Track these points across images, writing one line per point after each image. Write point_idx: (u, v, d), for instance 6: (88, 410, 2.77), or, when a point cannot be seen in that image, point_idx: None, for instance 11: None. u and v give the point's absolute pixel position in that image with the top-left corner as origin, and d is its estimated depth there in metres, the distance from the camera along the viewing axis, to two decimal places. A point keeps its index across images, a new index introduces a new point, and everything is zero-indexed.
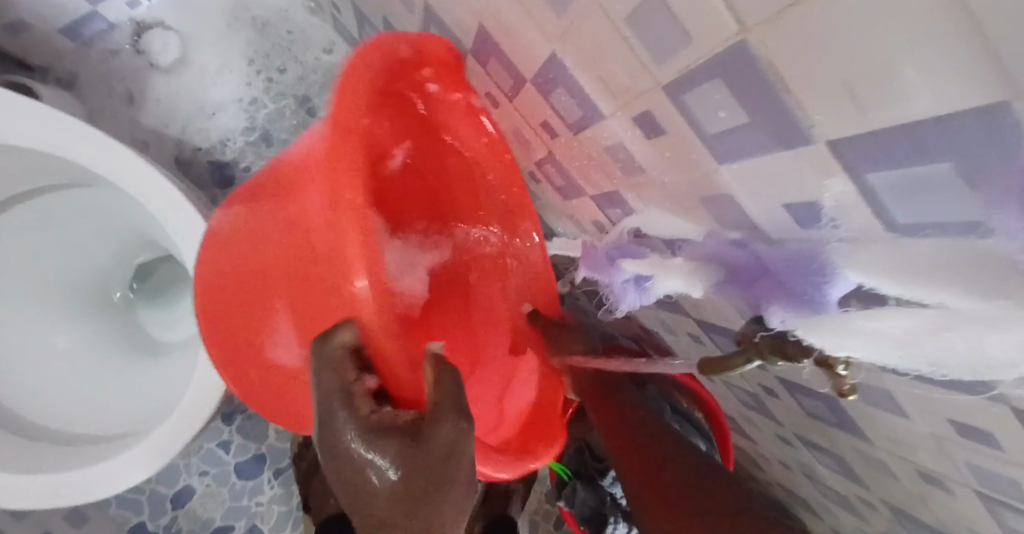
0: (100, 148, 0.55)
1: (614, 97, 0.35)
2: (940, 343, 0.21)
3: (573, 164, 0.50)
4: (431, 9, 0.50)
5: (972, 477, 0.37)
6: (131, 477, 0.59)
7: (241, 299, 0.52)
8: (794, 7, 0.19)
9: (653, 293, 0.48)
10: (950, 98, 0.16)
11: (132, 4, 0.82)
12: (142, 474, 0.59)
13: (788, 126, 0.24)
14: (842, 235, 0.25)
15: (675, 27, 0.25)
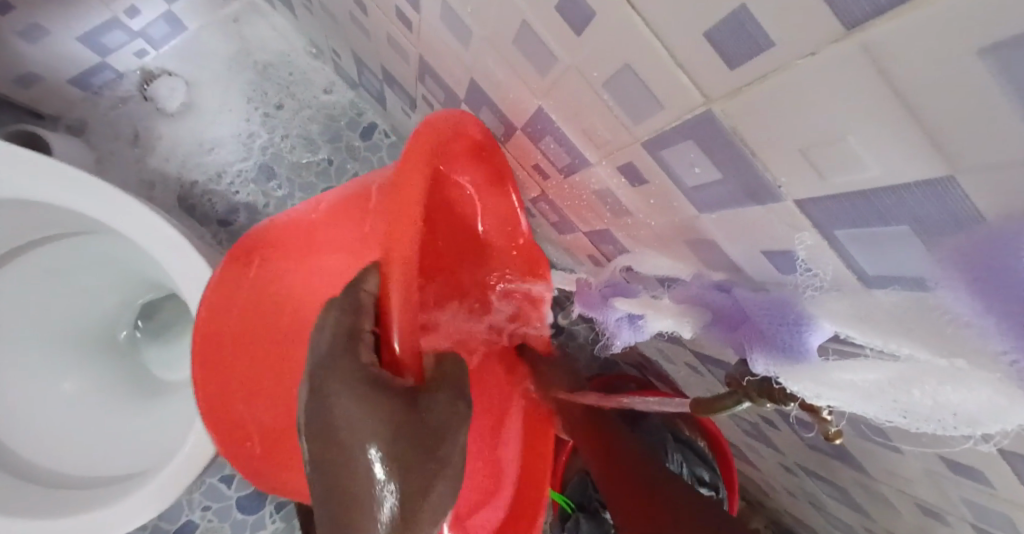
0: (106, 196, 0.58)
1: (599, 148, 0.36)
2: (908, 397, 0.21)
3: (565, 204, 0.52)
4: (424, 60, 0.53)
5: (968, 512, 0.37)
6: (128, 523, 0.59)
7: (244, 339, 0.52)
8: (750, 85, 0.21)
9: (647, 331, 0.46)
10: (899, 169, 0.18)
11: (141, 54, 0.88)
12: (138, 520, 0.59)
13: (758, 185, 0.25)
14: (817, 285, 0.26)
15: (648, 93, 0.27)
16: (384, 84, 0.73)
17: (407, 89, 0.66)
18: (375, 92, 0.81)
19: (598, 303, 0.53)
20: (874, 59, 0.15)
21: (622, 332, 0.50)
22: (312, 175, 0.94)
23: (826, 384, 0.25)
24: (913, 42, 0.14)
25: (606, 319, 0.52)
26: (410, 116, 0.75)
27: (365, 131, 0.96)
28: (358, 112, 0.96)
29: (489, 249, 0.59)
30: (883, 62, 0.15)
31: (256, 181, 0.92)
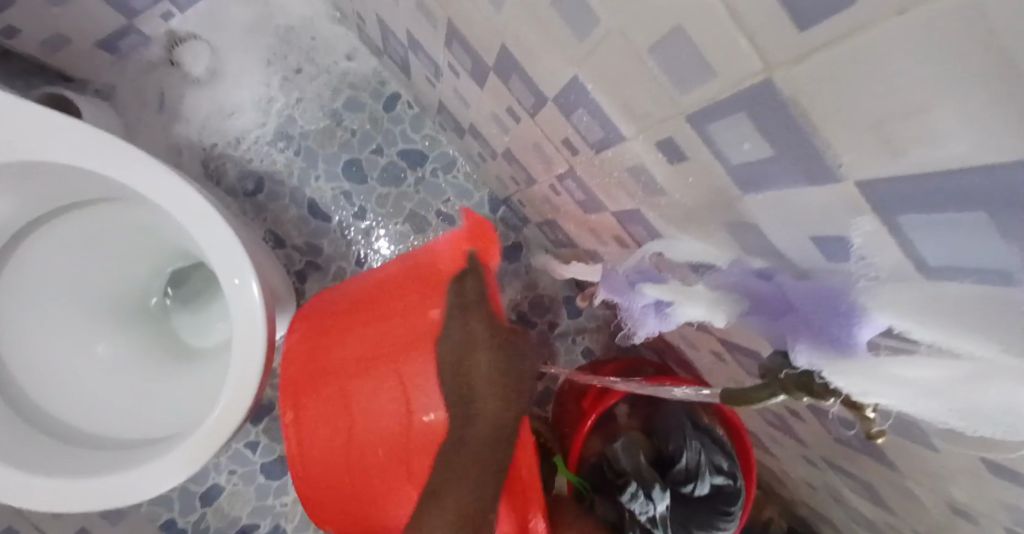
0: (132, 160, 0.58)
1: (635, 121, 0.34)
2: (978, 395, 0.21)
3: (594, 181, 0.50)
4: (452, 27, 0.50)
5: (1009, 517, 0.35)
6: (154, 489, 0.60)
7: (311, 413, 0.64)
8: (820, 49, 0.18)
9: (673, 320, 0.47)
10: (989, 147, 0.16)
11: (166, 17, 0.87)
12: (166, 487, 0.60)
13: (816, 162, 0.23)
14: (872, 275, 0.24)
15: (697, 60, 0.25)
16: (410, 52, 0.71)
17: (433, 58, 0.63)
18: (400, 61, 0.79)
19: (624, 289, 0.54)
20: (966, 21, 0.13)
21: (646, 320, 0.51)
22: (335, 146, 0.94)
23: (880, 379, 0.25)
24: (1008, 3, 0.12)
25: (632, 307, 0.53)
26: (435, 87, 0.73)
27: (388, 102, 0.95)
28: (382, 82, 0.95)
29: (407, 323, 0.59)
30: (975, 24, 0.13)
31: (280, 153, 0.92)
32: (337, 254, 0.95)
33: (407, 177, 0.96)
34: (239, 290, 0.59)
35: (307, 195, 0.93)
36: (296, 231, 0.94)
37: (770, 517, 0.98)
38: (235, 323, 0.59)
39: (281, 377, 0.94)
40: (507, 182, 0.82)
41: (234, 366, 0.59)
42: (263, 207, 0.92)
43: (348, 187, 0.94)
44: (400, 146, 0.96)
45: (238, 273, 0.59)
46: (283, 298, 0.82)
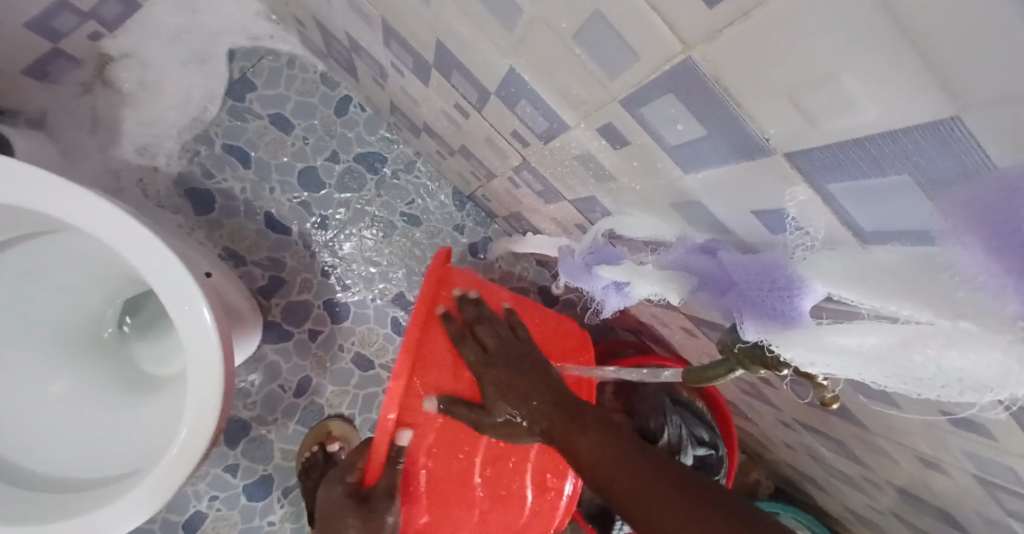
0: (62, 194, 0.55)
1: (575, 110, 0.34)
2: (909, 360, 0.20)
3: (548, 170, 0.49)
4: (388, 24, 0.49)
5: (970, 463, 0.36)
6: (120, 526, 0.57)
7: (509, 381, 0.57)
8: (730, 25, 0.18)
9: (633, 298, 0.48)
10: (899, 112, 0.16)
11: (94, 36, 0.80)
12: (131, 523, 0.58)
13: (742, 136, 0.23)
14: (809, 244, 0.25)
15: (622, 44, 0.24)
16: (353, 53, 0.69)
17: (376, 59, 0.62)
18: (346, 63, 0.77)
19: (582, 273, 0.54)
20: None
21: (610, 298, 0.51)
22: (288, 156, 0.91)
23: (821, 347, 0.25)
24: None
25: (593, 287, 0.53)
26: (384, 86, 0.71)
27: (339, 107, 0.93)
28: (331, 87, 0.92)
29: (455, 500, 0.57)
30: None
31: (232, 168, 0.89)
32: (301, 267, 0.93)
33: (367, 180, 0.94)
34: (190, 316, 0.56)
35: (264, 208, 0.91)
36: (257, 248, 0.91)
37: (758, 479, 1.01)
38: (188, 348, 0.57)
39: (256, 399, 0.92)
40: (469, 178, 0.81)
41: (190, 391, 0.58)
42: (219, 225, 0.89)
43: (306, 197, 0.92)
44: (356, 150, 0.93)
45: (188, 299, 0.56)
46: (246, 318, 0.79)
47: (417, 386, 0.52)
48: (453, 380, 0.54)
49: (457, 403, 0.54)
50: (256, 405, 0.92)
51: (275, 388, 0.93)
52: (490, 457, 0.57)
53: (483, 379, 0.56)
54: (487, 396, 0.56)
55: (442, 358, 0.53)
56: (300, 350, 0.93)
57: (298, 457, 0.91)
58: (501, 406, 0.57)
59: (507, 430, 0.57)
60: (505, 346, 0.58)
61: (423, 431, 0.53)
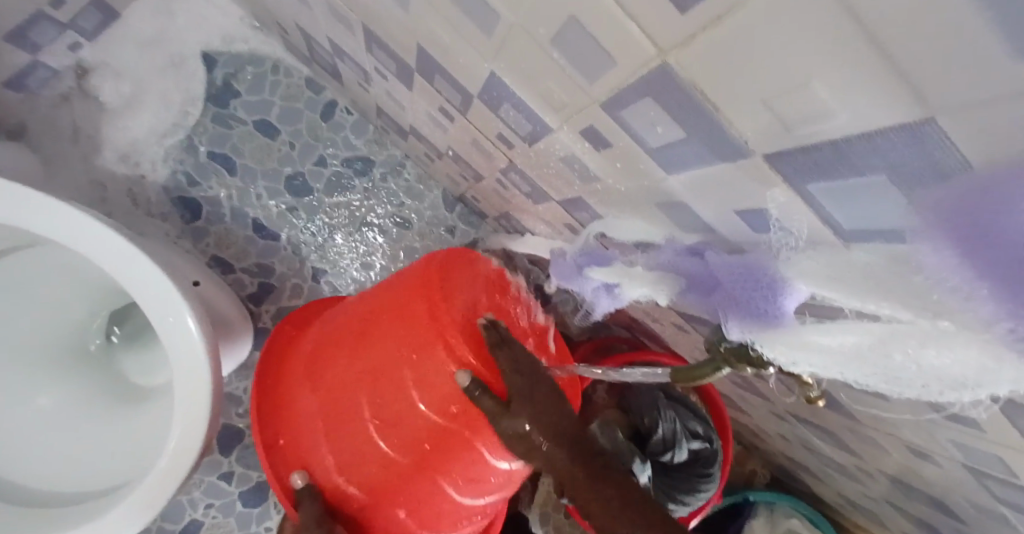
0: (43, 209, 0.54)
1: (558, 112, 0.34)
2: (889, 359, 0.21)
3: (535, 172, 0.49)
4: (369, 28, 0.48)
5: (957, 452, 0.37)
6: None
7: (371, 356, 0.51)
8: (703, 31, 0.18)
9: (624, 299, 0.47)
10: (870, 114, 0.16)
11: (75, 46, 0.80)
12: None
13: (721, 139, 0.23)
14: (792, 245, 0.25)
15: (599, 49, 0.24)
16: (335, 57, 0.68)
17: (358, 62, 0.61)
18: (329, 66, 0.76)
19: (574, 274, 0.53)
20: None
21: (601, 300, 0.51)
22: (274, 161, 0.90)
23: (801, 346, 0.25)
24: None
25: (584, 289, 0.53)
26: (368, 90, 0.71)
27: (325, 111, 0.92)
28: (316, 90, 0.92)
29: (405, 503, 0.53)
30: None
31: (217, 175, 0.88)
32: (291, 273, 0.92)
33: (355, 184, 0.93)
34: (176, 327, 0.56)
35: (251, 215, 0.90)
36: (245, 255, 0.90)
37: (753, 469, 1.02)
38: (175, 359, 0.57)
39: (249, 406, 0.91)
40: (457, 179, 0.81)
41: (178, 403, 0.57)
42: (206, 233, 0.89)
43: (294, 203, 0.91)
44: (343, 154, 0.93)
45: (173, 310, 0.56)
46: (235, 327, 0.79)
47: (291, 418, 0.57)
48: (316, 395, 0.54)
49: (329, 410, 0.53)
50: (249, 413, 0.92)
51: None
52: (399, 444, 0.50)
53: (338, 375, 0.53)
54: (352, 387, 0.52)
55: (302, 383, 0.57)
56: None
57: None
58: (377, 379, 0.50)
59: (399, 398, 0.49)
60: (361, 325, 0.53)
61: (317, 457, 0.54)
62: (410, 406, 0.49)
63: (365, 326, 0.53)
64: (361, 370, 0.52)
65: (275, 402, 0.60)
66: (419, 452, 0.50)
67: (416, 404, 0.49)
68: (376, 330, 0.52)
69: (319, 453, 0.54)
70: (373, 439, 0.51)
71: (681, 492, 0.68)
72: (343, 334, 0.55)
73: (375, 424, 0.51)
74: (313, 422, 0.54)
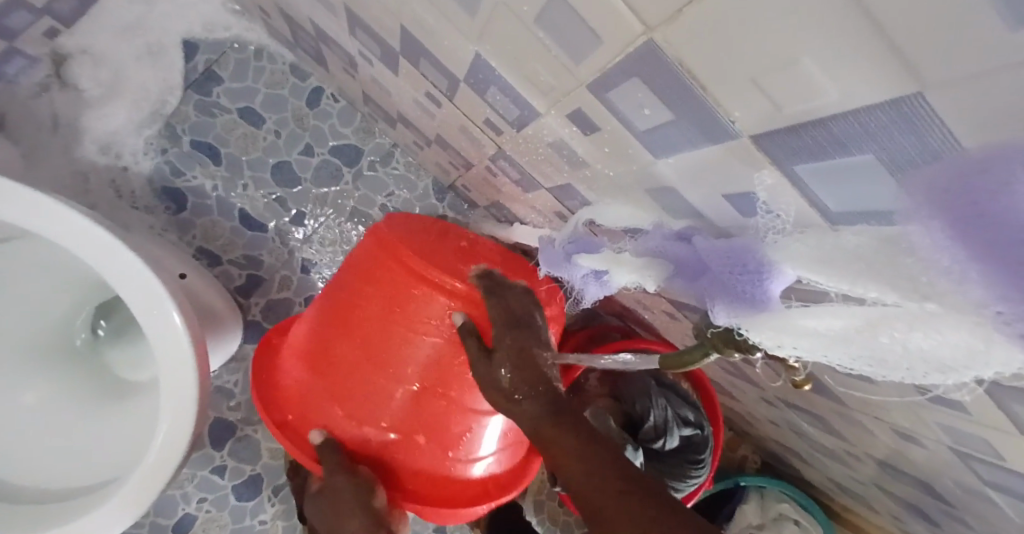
0: (20, 200, 0.52)
1: (545, 96, 0.33)
2: (875, 342, 0.20)
3: (524, 158, 0.48)
4: (352, 11, 0.47)
5: (944, 435, 0.37)
6: None
7: (354, 304, 0.52)
8: (690, 5, 0.17)
9: (613, 286, 0.46)
10: (859, 90, 0.15)
11: (51, 33, 0.77)
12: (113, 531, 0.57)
13: (709, 120, 0.23)
14: (779, 227, 0.25)
15: (585, 28, 0.23)
16: (320, 42, 0.66)
17: (343, 47, 0.60)
18: (314, 52, 0.74)
19: (562, 262, 0.52)
20: None
21: (589, 288, 0.49)
22: (260, 151, 0.89)
23: (788, 330, 0.24)
24: None
25: (572, 277, 0.51)
26: (354, 76, 0.69)
27: (311, 99, 0.90)
28: (301, 78, 0.90)
29: (427, 438, 0.53)
30: None
31: (202, 166, 0.87)
32: (279, 265, 0.91)
33: (343, 173, 0.92)
34: (160, 320, 0.55)
35: (238, 206, 0.88)
36: (233, 247, 0.89)
37: (744, 455, 1.03)
38: (160, 353, 0.56)
39: (240, 400, 0.91)
40: (447, 168, 0.80)
41: (164, 396, 0.56)
42: (193, 225, 0.87)
43: (282, 193, 0.90)
44: (330, 143, 0.91)
45: (156, 302, 0.55)
46: (224, 319, 0.78)
47: (290, 387, 0.57)
48: (308, 358, 0.55)
49: (326, 364, 0.54)
50: (240, 406, 0.91)
51: None
52: (404, 379, 0.51)
53: (326, 329, 0.54)
54: (344, 338, 0.52)
55: (294, 355, 0.58)
56: None
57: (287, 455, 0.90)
58: (366, 321, 0.51)
59: (393, 333, 0.50)
60: (337, 284, 0.55)
61: (326, 414, 0.54)
62: (407, 340, 0.50)
63: (341, 282, 0.55)
64: (349, 320, 0.52)
65: (270, 379, 0.60)
66: (425, 382, 0.51)
67: (411, 337, 0.50)
68: (354, 279, 0.53)
69: (326, 408, 0.54)
70: (384, 389, 0.51)
71: (672, 478, 0.68)
72: (323, 298, 0.56)
73: (373, 365, 0.51)
74: (313, 382, 0.55)
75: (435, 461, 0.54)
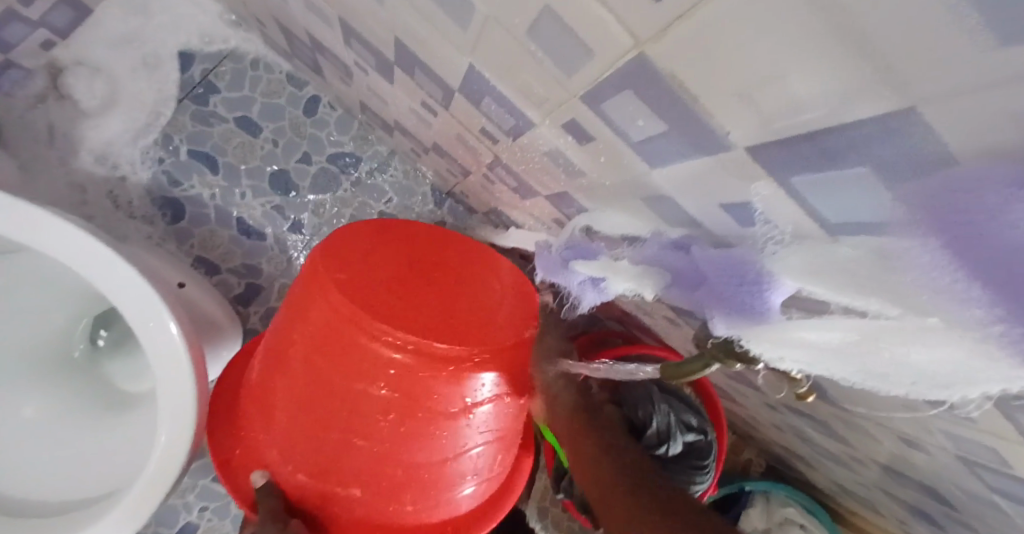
0: (18, 214, 0.53)
1: (538, 107, 0.33)
2: (874, 357, 0.20)
3: (520, 167, 0.48)
4: (346, 22, 0.47)
5: (948, 442, 0.37)
6: None
7: (290, 343, 0.51)
8: (677, 20, 0.17)
9: (609, 293, 0.48)
10: (849, 105, 0.15)
11: (47, 45, 0.78)
12: None
13: (703, 133, 0.22)
14: (777, 238, 0.24)
15: (575, 41, 0.23)
16: (316, 52, 0.66)
17: (339, 57, 0.60)
18: (310, 62, 0.75)
19: (560, 268, 0.53)
20: None
21: (587, 294, 0.51)
22: (259, 160, 0.89)
23: (789, 342, 0.25)
24: None
25: (570, 283, 0.53)
26: (351, 85, 0.69)
27: (309, 108, 0.90)
28: (299, 86, 0.90)
29: (366, 484, 0.52)
30: None
31: (200, 176, 0.87)
32: (279, 274, 0.91)
33: (341, 181, 0.92)
34: (158, 332, 0.55)
35: (238, 215, 0.89)
36: (232, 257, 0.89)
37: (748, 458, 1.03)
38: (158, 365, 0.55)
39: None
40: (445, 175, 0.80)
41: (164, 408, 0.56)
42: (192, 235, 0.87)
43: (281, 202, 0.90)
44: (328, 151, 0.91)
45: (154, 315, 0.55)
46: (224, 329, 0.78)
47: (239, 422, 0.58)
48: (254, 393, 0.56)
49: (266, 403, 0.53)
50: None
51: None
52: (337, 423, 0.49)
53: (267, 367, 0.53)
54: (283, 379, 0.52)
55: (246, 389, 0.58)
56: None
57: None
58: (300, 362, 0.50)
59: (325, 376, 0.49)
60: (280, 318, 0.54)
61: (268, 455, 0.54)
62: (337, 384, 0.49)
63: (282, 316, 0.54)
64: (286, 359, 0.52)
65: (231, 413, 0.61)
66: (359, 428, 0.49)
67: (344, 379, 0.49)
68: (292, 315, 0.52)
69: (268, 448, 0.54)
70: (324, 436, 0.50)
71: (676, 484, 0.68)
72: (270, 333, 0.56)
73: (307, 409, 0.50)
74: (259, 420, 0.54)
75: (375, 506, 0.53)
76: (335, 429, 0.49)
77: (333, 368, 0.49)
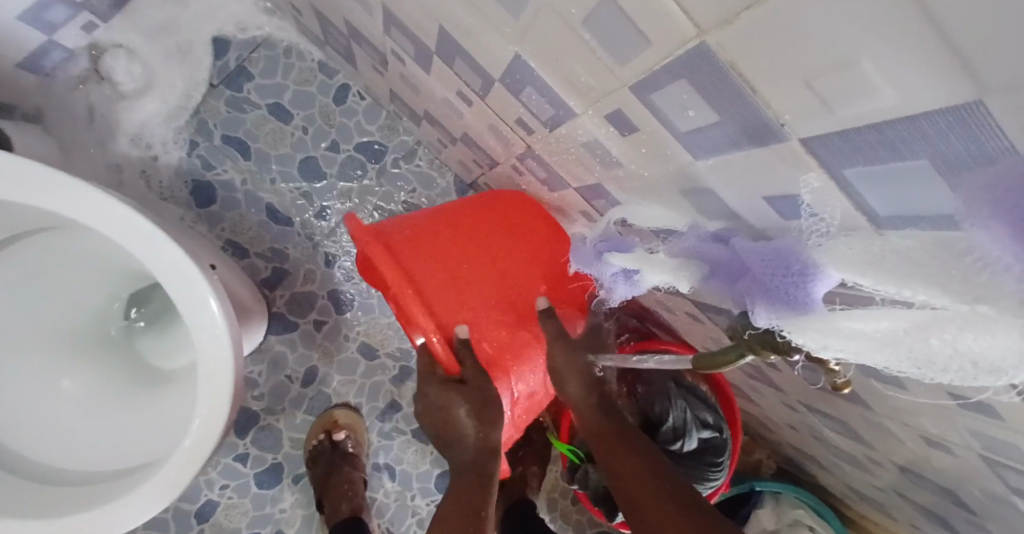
0: (64, 191, 0.54)
1: (583, 97, 0.33)
2: (926, 344, 0.20)
3: (553, 158, 0.49)
4: (388, 11, 0.48)
5: (975, 442, 0.37)
6: (139, 516, 0.59)
7: (492, 243, 0.60)
8: (748, 8, 0.18)
9: (643, 286, 0.47)
10: (917, 95, 0.15)
11: (88, 27, 0.78)
12: (148, 513, 0.59)
13: (759, 123, 0.23)
14: (824, 229, 0.25)
15: (633, 29, 0.24)
16: (351, 40, 0.67)
17: (375, 46, 0.61)
18: (343, 50, 0.76)
19: (592, 261, 0.53)
20: None
21: (619, 287, 0.51)
22: (287, 146, 0.90)
23: (831, 331, 0.25)
24: None
25: (603, 276, 0.53)
26: (383, 74, 0.70)
27: (338, 96, 0.92)
28: (328, 75, 0.91)
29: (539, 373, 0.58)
30: None
31: (231, 161, 0.89)
32: (303, 258, 0.93)
33: (367, 169, 0.93)
34: (198, 308, 0.56)
35: (266, 200, 0.90)
36: (259, 240, 0.91)
37: (760, 459, 1.03)
38: (198, 341, 0.57)
39: (263, 389, 0.93)
40: (471, 166, 0.81)
41: (201, 383, 0.58)
42: (221, 218, 0.89)
43: (307, 188, 0.91)
44: (355, 139, 0.93)
45: (194, 293, 0.56)
46: (251, 309, 0.80)
47: (407, 279, 0.54)
48: (438, 258, 0.57)
49: (471, 279, 0.57)
50: (263, 396, 0.93)
51: (282, 378, 0.94)
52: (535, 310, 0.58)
53: (474, 253, 0.59)
54: (483, 267, 0.58)
55: (417, 249, 0.56)
56: (306, 340, 0.94)
57: (308, 443, 0.92)
58: (508, 256, 0.60)
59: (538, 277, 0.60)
60: (475, 218, 0.61)
61: (454, 322, 0.54)
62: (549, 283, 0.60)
63: (484, 222, 0.61)
64: (498, 252, 0.59)
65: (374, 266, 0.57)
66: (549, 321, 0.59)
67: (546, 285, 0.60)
68: (505, 222, 0.62)
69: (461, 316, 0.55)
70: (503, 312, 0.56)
71: (689, 480, 0.69)
72: (450, 223, 0.60)
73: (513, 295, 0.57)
74: (450, 282, 0.56)
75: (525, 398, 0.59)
76: (531, 293, 0.58)
77: (520, 248, 0.61)
